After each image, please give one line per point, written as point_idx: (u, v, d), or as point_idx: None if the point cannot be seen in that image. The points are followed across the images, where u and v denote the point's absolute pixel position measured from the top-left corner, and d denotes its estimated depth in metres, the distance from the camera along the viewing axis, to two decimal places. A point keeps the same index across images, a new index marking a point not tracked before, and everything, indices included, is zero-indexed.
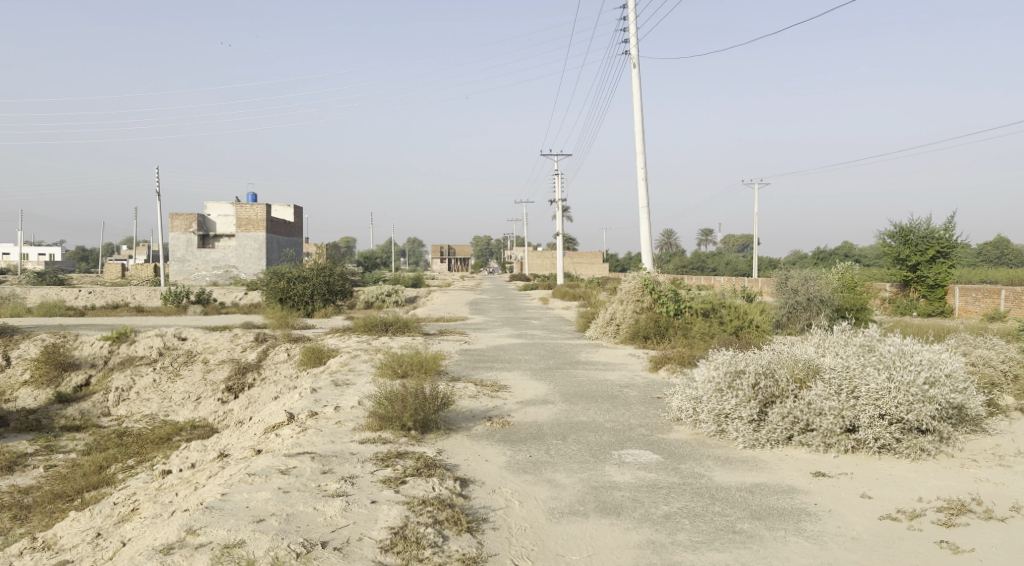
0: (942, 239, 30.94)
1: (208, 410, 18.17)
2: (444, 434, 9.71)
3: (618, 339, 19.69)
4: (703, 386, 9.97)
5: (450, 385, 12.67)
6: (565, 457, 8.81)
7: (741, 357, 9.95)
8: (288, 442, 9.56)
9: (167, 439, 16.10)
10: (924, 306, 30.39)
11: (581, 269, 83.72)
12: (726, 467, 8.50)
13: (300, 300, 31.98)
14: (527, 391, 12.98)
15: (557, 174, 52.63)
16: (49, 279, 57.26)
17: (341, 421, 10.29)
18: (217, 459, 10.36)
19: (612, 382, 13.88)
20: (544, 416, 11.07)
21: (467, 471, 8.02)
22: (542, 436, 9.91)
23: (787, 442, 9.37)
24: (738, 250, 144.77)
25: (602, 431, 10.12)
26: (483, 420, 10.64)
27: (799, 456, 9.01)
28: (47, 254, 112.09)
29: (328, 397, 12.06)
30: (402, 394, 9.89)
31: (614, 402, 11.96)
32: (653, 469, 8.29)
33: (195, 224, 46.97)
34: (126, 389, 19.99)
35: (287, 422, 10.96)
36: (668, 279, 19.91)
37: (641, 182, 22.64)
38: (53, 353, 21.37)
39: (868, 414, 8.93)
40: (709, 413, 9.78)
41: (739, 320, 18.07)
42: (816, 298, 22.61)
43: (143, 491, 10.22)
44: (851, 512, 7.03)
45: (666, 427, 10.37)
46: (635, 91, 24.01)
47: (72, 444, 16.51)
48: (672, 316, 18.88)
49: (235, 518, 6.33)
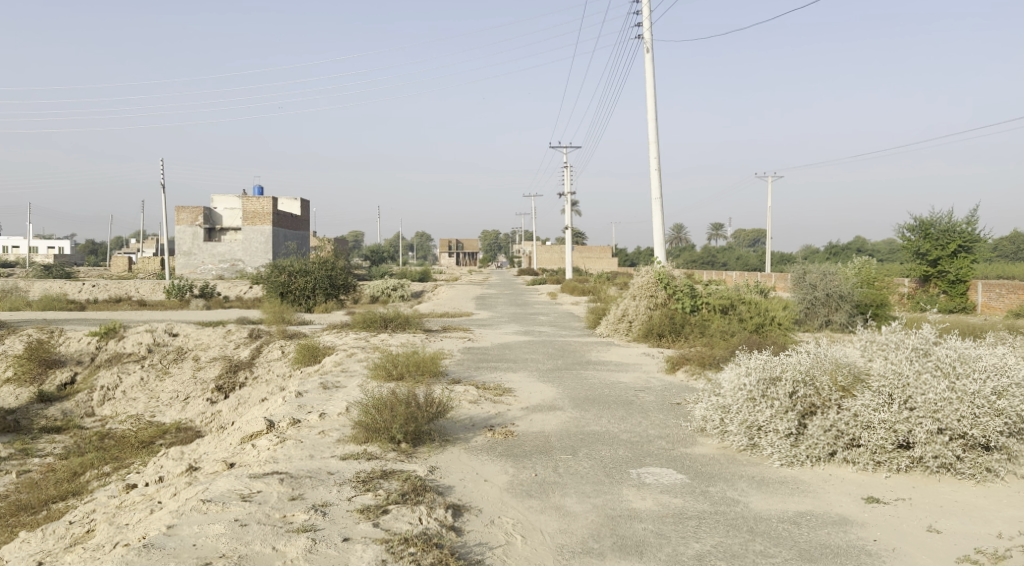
0: (964, 234, 29.80)
1: (196, 411, 17.08)
2: (437, 447, 8.59)
3: (631, 337, 18.57)
4: (732, 395, 8.83)
5: (449, 389, 11.58)
6: (577, 477, 7.66)
7: (777, 361, 8.80)
8: (263, 457, 8.46)
9: (149, 442, 15.03)
10: (945, 303, 29.03)
11: (589, 263, 82.79)
12: (763, 490, 7.37)
13: (301, 294, 30.96)
14: (533, 395, 11.85)
15: (566, 168, 51.46)
16: (57, 271, 56.81)
17: (324, 431, 9.21)
18: (186, 474, 9.25)
19: (626, 385, 12.72)
20: (552, 425, 9.94)
21: (463, 496, 6.89)
22: (550, 449, 8.76)
23: (829, 459, 8.28)
24: (749, 246, 143.09)
25: (617, 445, 8.96)
26: (484, 429, 9.54)
27: (844, 477, 7.92)
28: (59, 249, 110.74)
29: (314, 402, 10.94)
30: (392, 401, 8.77)
31: (630, 410, 10.82)
32: (678, 493, 7.14)
33: (201, 217, 45.94)
34: (111, 388, 18.93)
35: (266, 429, 9.83)
36: (682, 274, 18.83)
37: (655, 172, 21.47)
38: (37, 349, 20.30)
39: (925, 429, 7.82)
40: (740, 424, 8.68)
41: (760, 317, 16.78)
42: (835, 294, 21.47)
43: (103, 509, 9.11)
44: (921, 552, 6.01)
45: (689, 439, 9.23)
46: (649, 77, 22.83)
47: (50, 447, 15.46)
48: (688, 313, 17.76)
49: (176, 561, 5.25)
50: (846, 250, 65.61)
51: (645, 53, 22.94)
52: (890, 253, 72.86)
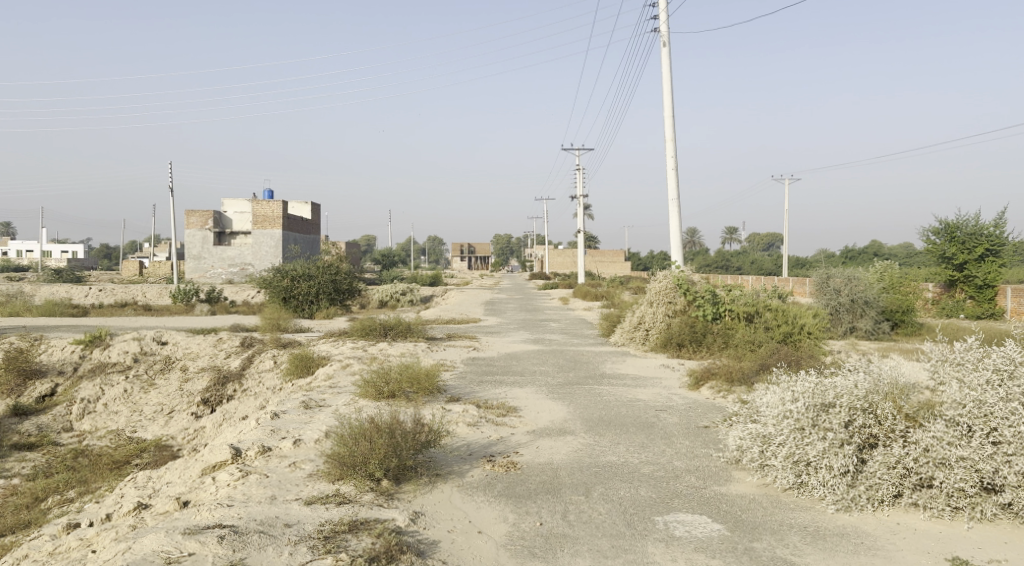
0: (992, 237, 28.09)
1: (179, 427, 15.78)
2: (425, 486, 7.24)
3: (647, 346, 17.19)
4: (775, 424, 7.42)
5: (445, 409, 10.25)
6: (590, 527, 6.36)
7: (828, 383, 7.39)
8: (218, 497, 7.16)
9: (124, 462, 13.73)
10: (972, 309, 27.59)
11: (601, 267, 81.60)
12: (821, 547, 6.14)
13: (304, 299, 29.64)
14: (541, 416, 10.47)
15: (578, 169, 50.12)
16: (67, 273, 56.41)
17: (296, 463, 7.93)
18: (133, 514, 7.93)
19: (645, 404, 11.30)
20: (562, 454, 8.58)
21: (449, 558, 5.80)
22: (558, 487, 7.42)
23: (893, 501, 6.92)
24: (763, 249, 140.94)
25: (638, 482, 7.57)
26: (482, 460, 8.19)
27: (916, 527, 6.54)
28: (72, 252, 110.05)
29: (291, 425, 9.63)
30: (371, 429, 7.45)
31: (651, 435, 9.41)
32: (716, 553, 5.98)
33: (211, 221, 44.86)
34: (92, 400, 17.70)
35: (231, 458, 8.50)
36: (703, 278, 17.34)
37: (672, 172, 20.12)
38: (17, 358, 19.07)
39: (1017, 469, 6.44)
40: (785, 459, 7.30)
41: (787, 325, 15.18)
42: (860, 299, 20.02)
43: (35, 555, 7.75)
44: None
45: (723, 475, 7.83)
46: (665, 71, 21.48)
47: (19, 466, 14.20)
48: (710, 321, 16.35)
49: None
50: (863, 254, 63.78)
51: (661, 47, 21.58)
52: (908, 257, 71.00)
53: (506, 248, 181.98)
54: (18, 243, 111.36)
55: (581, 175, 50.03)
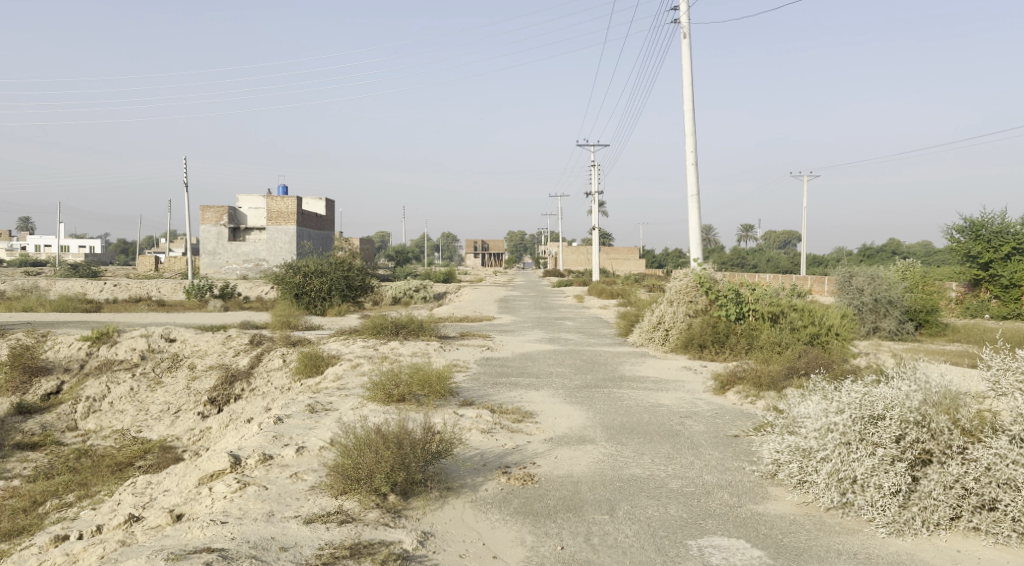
0: (1019, 235, 27.20)
1: (185, 427, 15.35)
2: (435, 501, 6.68)
3: (667, 347, 16.56)
4: (817, 437, 6.78)
5: (457, 415, 9.69)
6: (616, 553, 5.83)
7: (876, 393, 6.74)
8: (212, 511, 6.63)
9: (126, 465, 13.26)
10: (997, 308, 26.59)
11: (615, 265, 80.79)
12: None
13: (317, 296, 29.17)
14: (558, 422, 9.89)
15: (592, 166, 49.48)
16: (84, 268, 56.35)
17: (297, 474, 7.39)
18: (123, 527, 7.41)
19: (668, 410, 10.70)
20: (581, 466, 7.97)
21: None
22: (580, 503, 6.84)
23: (951, 524, 6.26)
24: (779, 246, 139.55)
25: (667, 499, 6.96)
26: (497, 472, 7.60)
27: (980, 556, 5.90)
28: (88, 247, 110.41)
29: (295, 431, 9.11)
30: (377, 437, 6.89)
31: (678, 445, 8.78)
32: None
33: (226, 217, 44.37)
34: (98, 399, 17.29)
35: (230, 467, 7.97)
36: (726, 277, 16.63)
37: (691, 167, 19.45)
38: (22, 355, 18.65)
39: None
40: (829, 476, 6.67)
41: (814, 325, 14.50)
42: (885, 299, 19.27)
43: None
44: None
45: (759, 492, 7.20)
46: (686, 64, 20.81)
47: (21, 466, 13.78)
48: (733, 320, 15.66)
49: None
50: (882, 252, 62.50)
51: (682, 38, 20.91)
52: (929, 255, 69.75)
53: (521, 244, 181.08)
54: (36, 239, 112.03)
55: (596, 172, 49.38)
